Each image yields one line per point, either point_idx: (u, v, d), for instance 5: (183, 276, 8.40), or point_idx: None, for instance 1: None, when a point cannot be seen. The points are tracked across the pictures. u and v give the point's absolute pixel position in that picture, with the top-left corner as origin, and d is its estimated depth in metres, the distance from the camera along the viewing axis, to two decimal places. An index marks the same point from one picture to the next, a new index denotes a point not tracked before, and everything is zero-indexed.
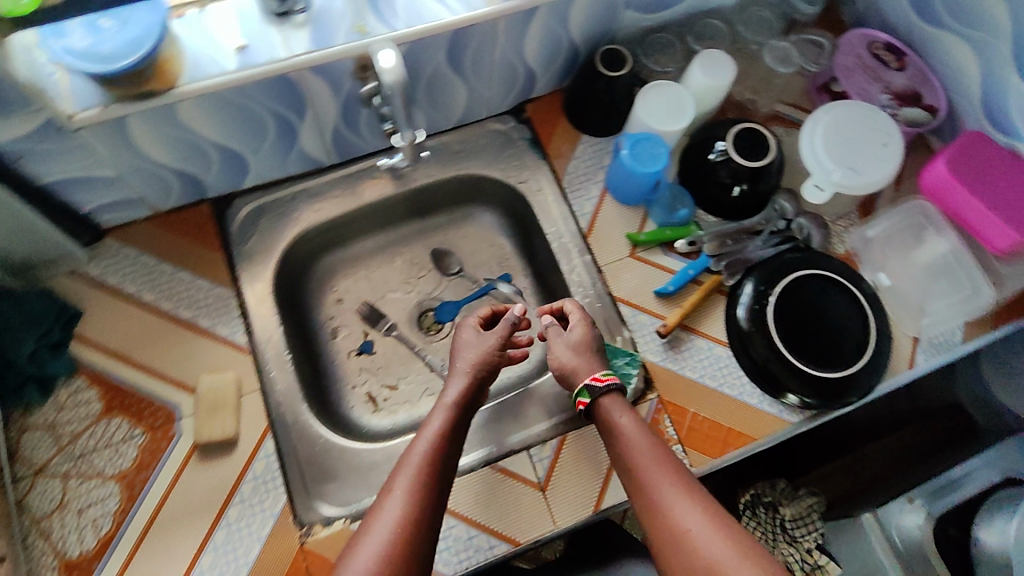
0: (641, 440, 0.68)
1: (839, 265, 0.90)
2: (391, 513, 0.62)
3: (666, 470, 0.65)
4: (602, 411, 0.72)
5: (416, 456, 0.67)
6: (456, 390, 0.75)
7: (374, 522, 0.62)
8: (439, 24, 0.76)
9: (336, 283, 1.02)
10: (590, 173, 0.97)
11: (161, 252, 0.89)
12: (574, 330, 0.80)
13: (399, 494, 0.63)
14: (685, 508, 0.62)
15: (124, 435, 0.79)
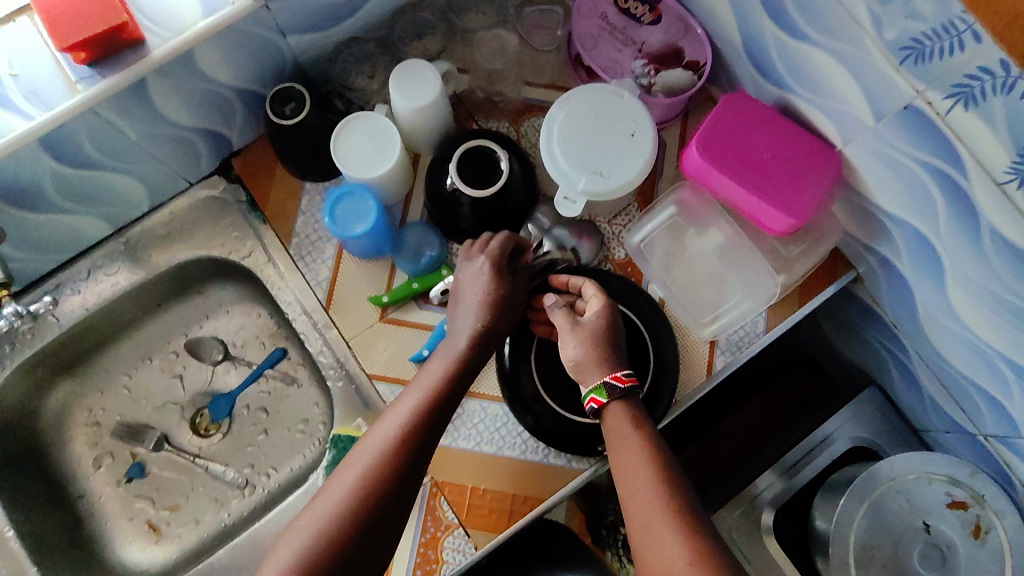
0: (645, 456, 0.63)
1: (610, 280, 0.79)
2: (346, 482, 0.60)
3: (659, 491, 0.61)
4: (613, 416, 0.66)
5: (389, 422, 0.64)
6: (457, 351, 0.69)
7: (325, 494, 0.60)
8: (14, 136, 0.63)
9: (86, 406, 0.90)
10: (320, 230, 0.82)
11: None
12: (589, 316, 0.71)
13: (359, 459, 0.62)
14: (679, 538, 0.57)
15: None
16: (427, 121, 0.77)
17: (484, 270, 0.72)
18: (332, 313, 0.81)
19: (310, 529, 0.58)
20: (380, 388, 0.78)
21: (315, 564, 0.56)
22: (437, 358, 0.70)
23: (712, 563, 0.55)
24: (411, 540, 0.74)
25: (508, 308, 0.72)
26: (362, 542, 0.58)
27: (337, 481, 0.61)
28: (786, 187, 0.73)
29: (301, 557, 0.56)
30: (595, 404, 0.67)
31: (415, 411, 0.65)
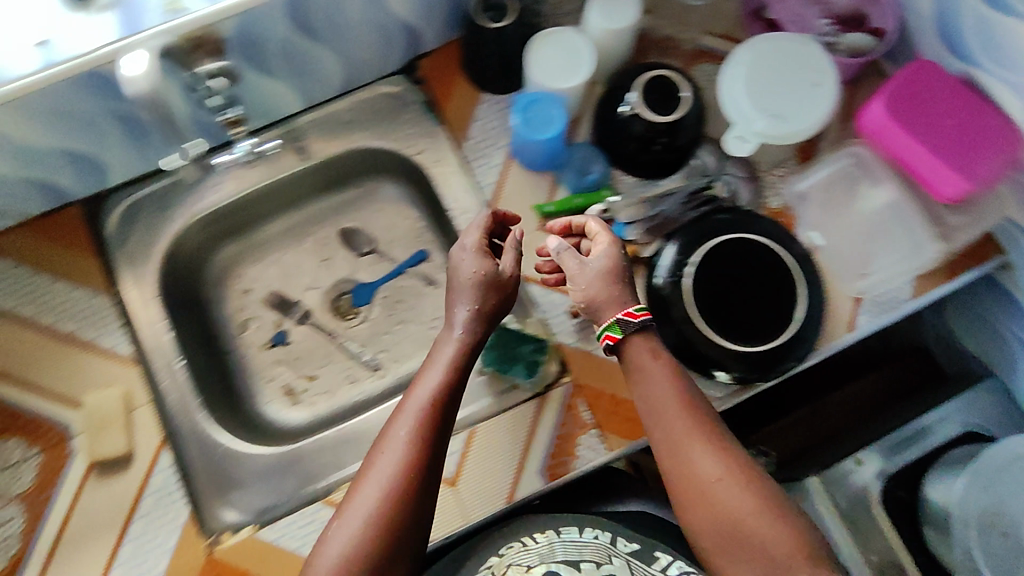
0: (669, 386, 0.67)
1: (765, 223, 0.81)
2: (377, 483, 0.61)
3: (689, 419, 0.65)
4: (631, 349, 0.69)
5: (404, 419, 0.64)
6: (453, 346, 0.70)
7: (358, 493, 0.61)
8: None
9: (241, 274, 0.98)
10: (493, 137, 0.87)
11: (33, 262, 0.83)
12: (595, 256, 0.72)
13: (385, 457, 0.62)
14: (714, 457, 0.63)
15: (20, 457, 0.79)
16: (617, 44, 0.81)
17: (473, 258, 0.72)
18: (496, 213, 0.85)
19: (353, 530, 0.59)
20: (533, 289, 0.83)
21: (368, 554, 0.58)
22: (437, 353, 0.70)
23: (743, 477, 0.62)
24: (550, 431, 0.80)
25: (501, 283, 0.72)
26: (404, 535, 0.60)
27: (367, 481, 0.62)
28: (969, 151, 0.75)
29: (352, 556, 0.58)
30: (610, 341, 0.69)
31: (430, 404, 0.65)
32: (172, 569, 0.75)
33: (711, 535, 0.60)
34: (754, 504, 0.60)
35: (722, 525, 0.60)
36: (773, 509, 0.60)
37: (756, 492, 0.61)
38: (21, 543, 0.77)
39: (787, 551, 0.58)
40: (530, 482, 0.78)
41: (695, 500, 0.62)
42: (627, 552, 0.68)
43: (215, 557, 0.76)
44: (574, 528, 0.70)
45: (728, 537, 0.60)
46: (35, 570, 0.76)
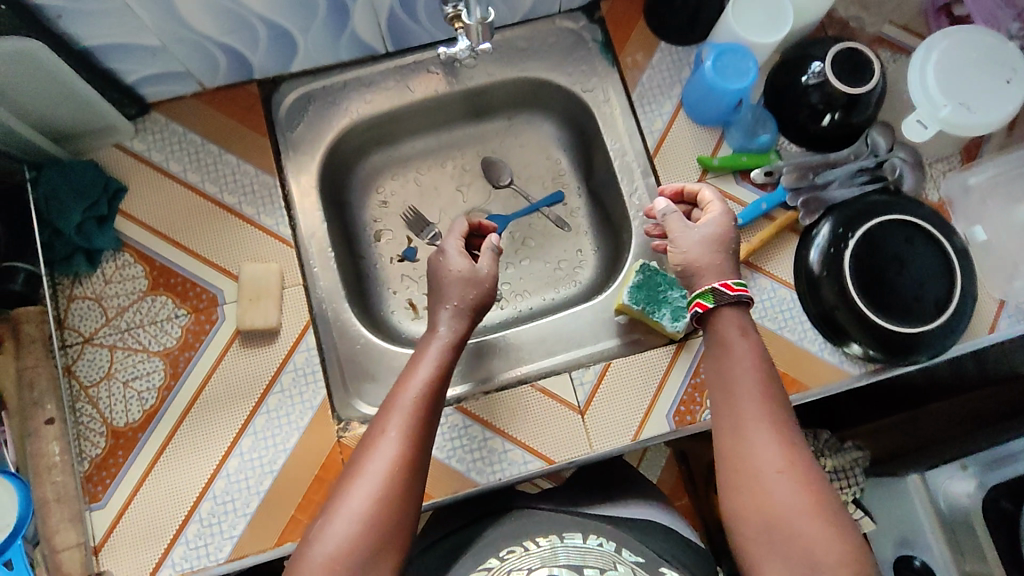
0: (749, 367, 0.63)
1: (924, 210, 0.82)
2: (381, 464, 0.61)
3: (755, 404, 0.61)
4: (716, 320, 0.66)
5: (399, 407, 0.65)
6: (436, 351, 0.70)
7: (364, 472, 0.60)
8: None
9: (382, 184, 1.00)
10: (665, 86, 0.88)
11: (208, 131, 0.85)
12: (707, 220, 0.71)
13: (393, 439, 0.62)
14: (773, 447, 0.59)
15: (168, 314, 0.80)
16: (814, 12, 0.82)
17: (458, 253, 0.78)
18: (657, 161, 0.86)
19: (359, 507, 0.58)
20: None
21: (368, 538, 0.57)
22: (421, 351, 0.71)
23: (801, 471, 0.58)
24: (682, 379, 0.80)
25: (480, 282, 0.77)
26: (401, 519, 0.59)
27: (372, 461, 0.61)
28: None
29: (356, 532, 0.57)
30: (700, 308, 0.66)
31: (420, 393, 0.66)
32: (302, 447, 0.77)
33: (750, 525, 0.58)
34: (803, 500, 0.56)
35: (762, 515, 0.57)
36: (824, 508, 0.56)
37: (807, 489, 0.57)
38: (158, 399, 0.77)
39: (828, 553, 0.54)
40: (658, 425, 0.78)
41: (741, 488, 0.59)
42: (631, 560, 0.62)
43: (346, 442, 0.77)
44: (577, 535, 0.64)
45: (769, 530, 0.57)
46: (169, 425, 0.77)
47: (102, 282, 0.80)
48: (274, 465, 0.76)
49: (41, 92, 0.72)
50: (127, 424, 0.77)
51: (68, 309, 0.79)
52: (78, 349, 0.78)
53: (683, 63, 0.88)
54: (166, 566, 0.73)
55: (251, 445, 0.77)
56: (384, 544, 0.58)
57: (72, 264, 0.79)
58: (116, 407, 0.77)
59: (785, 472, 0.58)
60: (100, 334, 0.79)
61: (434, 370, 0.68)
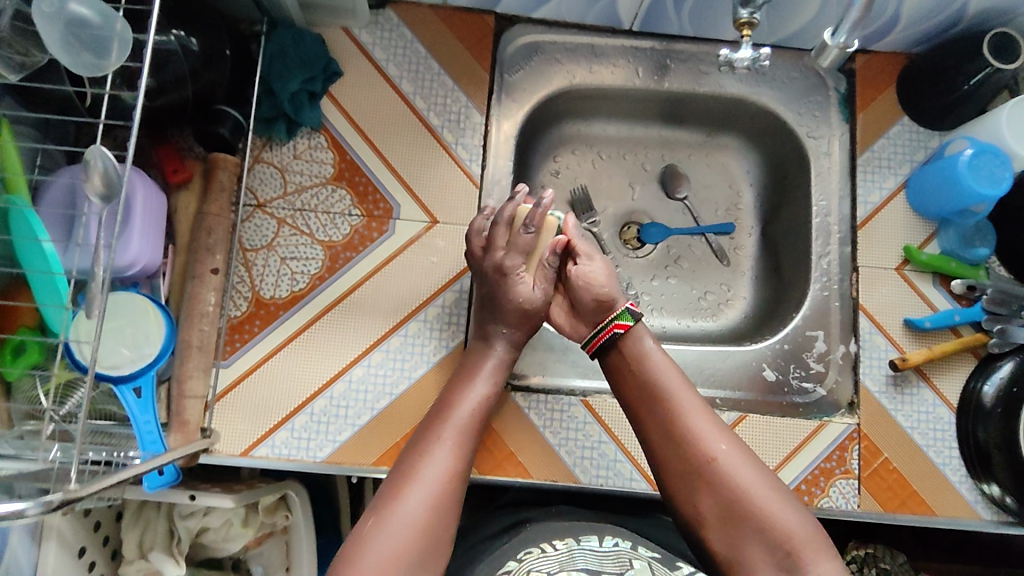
0: (679, 382, 0.66)
1: None
2: (438, 474, 0.60)
3: (690, 397, 0.65)
4: (631, 341, 0.70)
5: (455, 425, 0.64)
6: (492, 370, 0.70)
7: (421, 480, 0.59)
8: None
9: (561, 155, 0.98)
10: (894, 162, 0.83)
11: (434, 46, 0.84)
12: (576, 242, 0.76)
13: (445, 450, 0.62)
14: (712, 439, 0.63)
15: (343, 209, 0.79)
16: None
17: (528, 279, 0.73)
18: (860, 233, 0.82)
19: (416, 513, 0.57)
20: (861, 321, 0.80)
21: (417, 544, 0.56)
22: (476, 365, 0.70)
23: (761, 471, 0.61)
24: (812, 459, 0.77)
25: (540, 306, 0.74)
26: (449, 525, 0.59)
27: (428, 472, 0.60)
28: None
29: (412, 537, 0.56)
30: (621, 327, 0.71)
31: (473, 411, 0.66)
32: (425, 383, 0.76)
33: (713, 516, 0.61)
34: (762, 481, 0.60)
35: (725, 499, 0.60)
36: (782, 488, 0.61)
37: (759, 473, 0.61)
38: (307, 286, 0.78)
39: (797, 533, 0.58)
40: None
41: (697, 483, 0.62)
42: (648, 556, 0.58)
43: None
44: (592, 536, 0.59)
45: (733, 518, 0.59)
46: (309, 315, 0.77)
47: (291, 155, 0.80)
48: (395, 389, 0.76)
49: None
50: (272, 299, 0.77)
51: (251, 169, 0.79)
52: (250, 211, 0.78)
53: (921, 146, 0.84)
54: (266, 445, 0.74)
55: (379, 361, 0.76)
56: (437, 556, 0.57)
57: (272, 127, 0.79)
58: (268, 280, 0.77)
59: (735, 458, 0.62)
60: (274, 204, 0.79)
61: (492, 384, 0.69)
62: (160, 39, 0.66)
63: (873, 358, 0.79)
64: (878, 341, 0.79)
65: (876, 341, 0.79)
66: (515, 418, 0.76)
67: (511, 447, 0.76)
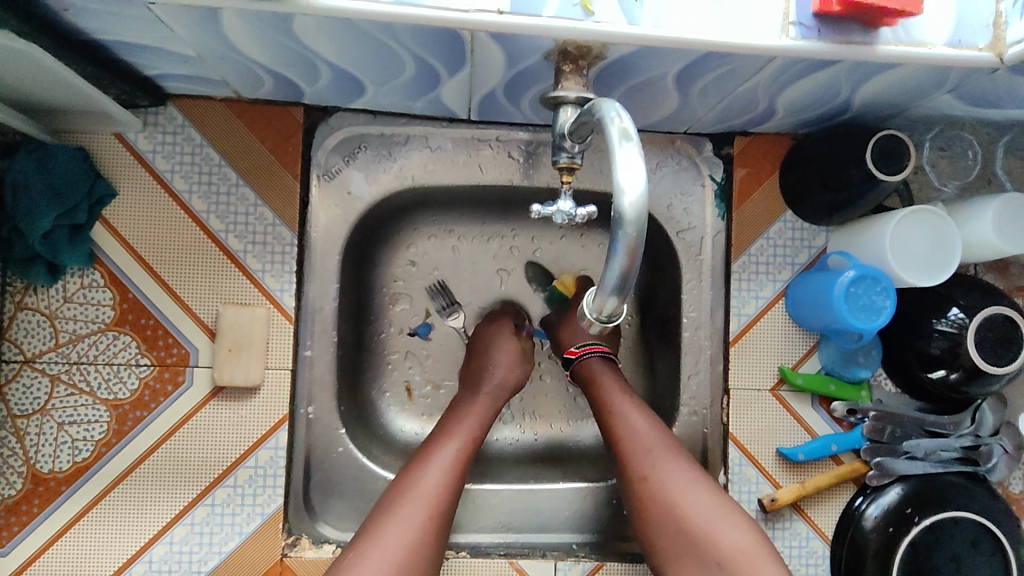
0: (628, 403, 0.66)
1: (997, 504, 0.71)
2: (400, 535, 0.59)
3: (636, 415, 0.66)
4: (585, 364, 0.71)
5: (430, 479, 0.63)
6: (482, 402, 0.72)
7: (413, 497, 0.61)
8: (761, 46, 0.50)
9: (415, 246, 0.85)
10: (773, 266, 0.73)
11: (229, 150, 0.69)
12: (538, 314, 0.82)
13: (410, 513, 0.60)
14: (659, 457, 0.62)
15: (129, 358, 0.68)
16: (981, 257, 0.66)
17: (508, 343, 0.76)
18: (732, 350, 0.72)
19: None
20: (730, 451, 0.72)
21: None
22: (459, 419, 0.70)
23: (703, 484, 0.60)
24: None
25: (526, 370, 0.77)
26: None
27: (410, 497, 0.61)
28: None
29: None
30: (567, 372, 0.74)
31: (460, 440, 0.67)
32: (238, 556, 0.68)
33: (660, 534, 0.60)
34: (711, 503, 0.59)
35: (672, 528, 0.59)
36: (727, 507, 0.59)
37: (710, 490, 0.60)
38: (92, 453, 0.67)
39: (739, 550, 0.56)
40: None
41: (641, 499, 0.61)
42: None
43: (289, 563, 0.68)
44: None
45: (679, 537, 0.59)
46: (98, 487, 0.67)
47: (61, 298, 0.67)
48: (202, 567, 0.67)
49: (26, 73, 0.55)
50: (52, 472, 0.67)
51: (15, 318, 0.67)
52: (16, 368, 0.67)
53: (803, 245, 0.73)
54: None
55: (183, 537, 0.67)
56: None
57: (30, 269, 0.66)
58: (44, 450, 0.67)
59: (675, 474, 0.61)
60: (45, 358, 0.67)
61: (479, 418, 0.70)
62: None
63: (742, 492, 0.72)
64: (748, 472, 0.72)
65: (745, 473, 0.71)
66: None
67: None
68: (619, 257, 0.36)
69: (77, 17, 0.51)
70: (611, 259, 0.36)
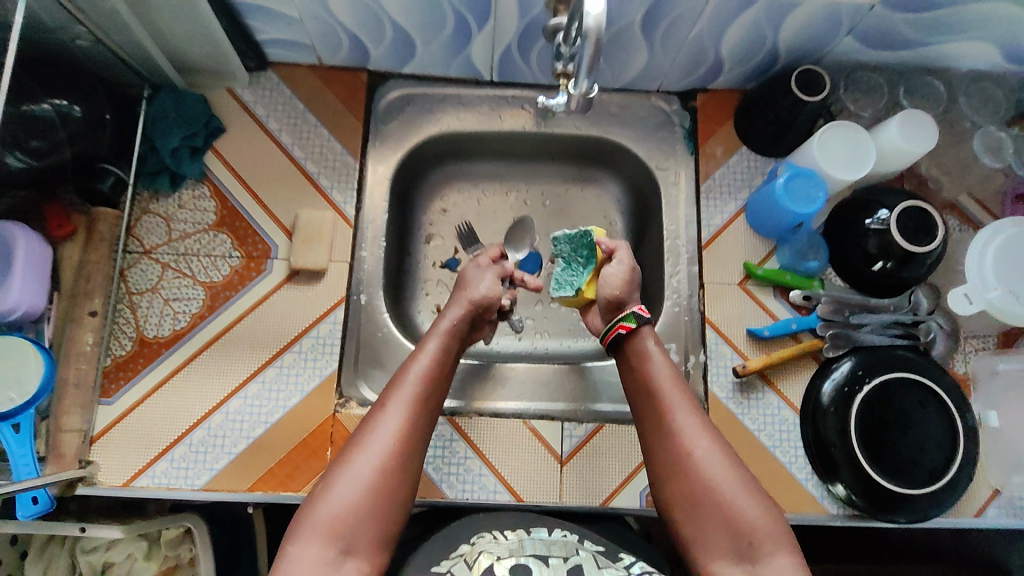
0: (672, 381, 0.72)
1: (941, 375, 0.83)
2: (368, 465, 0.64)
3: (680, 397, 0.71)
4: (635, 340, 0.76)
5: (395, 408, 0.68)
6: (438, 340, 0.75)
7: (382, 419, 0.67)
8: None
9: (447, 195, 1.02)
10: (734, 188, 0.91)
11: (309, 101, 0.91)
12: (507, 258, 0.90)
13: (376, 442, 0.66)
14: (695, 434, 0.68)
15: (223, 252, 0.86)
16: (895, 164, 0.83)
17: (491, 282, 0.83)
18: (704, 253, 0.89)
19: (342, 502, 0.62)
20: (707, 333, 0.86)
21: (341, 525, 0.61)
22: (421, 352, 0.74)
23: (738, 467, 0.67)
24: None
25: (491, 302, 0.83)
26: (382, 514, 0.63)
27: (375, 441, 0.66)
28: None
29: (337, 524, 0.61)
30: (623, 328, 0.77)
31: (420, 381, 0.71)
32: (300, 409, 0.82)
33: (683, 502, 0.67)
34: (738, 482, 0.66)
35: (697, 497, 0.66)
36: (749, 484, 0.66)
37: (737, 471, 0.67)
38: (189, 323, 0.84)
39: (758, 526, 0.64)
40: (628, 498, 0.81)
41: (670, 466, 0.68)
42: (592, 548, 0.65)
43: (340, 417, 0.82)
44: (543, 529, 0.67)
45: (698, 503, 0.66)
46: (191, 350, 0.83)
47: (176, 205, 0.86)
48: (269, 418, 0.82)
49: (180, 26, 0.78)
50: (156, 337, 0.83)
51: (139, 220, 0.86)
52: (136, 258, 0.85)
53: (758, 170, 0.91)
54: (147, 475, 0.79)
55: (256, 392, 0.82)
56: (363, 536, 0.61)
57: (156, 181, 0.85)
58: (151, 320, 0.83)
59: (704, 448, 0.68)
60: (159, 250, 0.85)
61: (438, 353, 0.74)
62: (38, 107, 0.73)
63: (719, 366, 0.85)
64: (723, 350, 0.86)
65: (721, 351, 0.86)
66: None
67: None
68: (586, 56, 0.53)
69: None
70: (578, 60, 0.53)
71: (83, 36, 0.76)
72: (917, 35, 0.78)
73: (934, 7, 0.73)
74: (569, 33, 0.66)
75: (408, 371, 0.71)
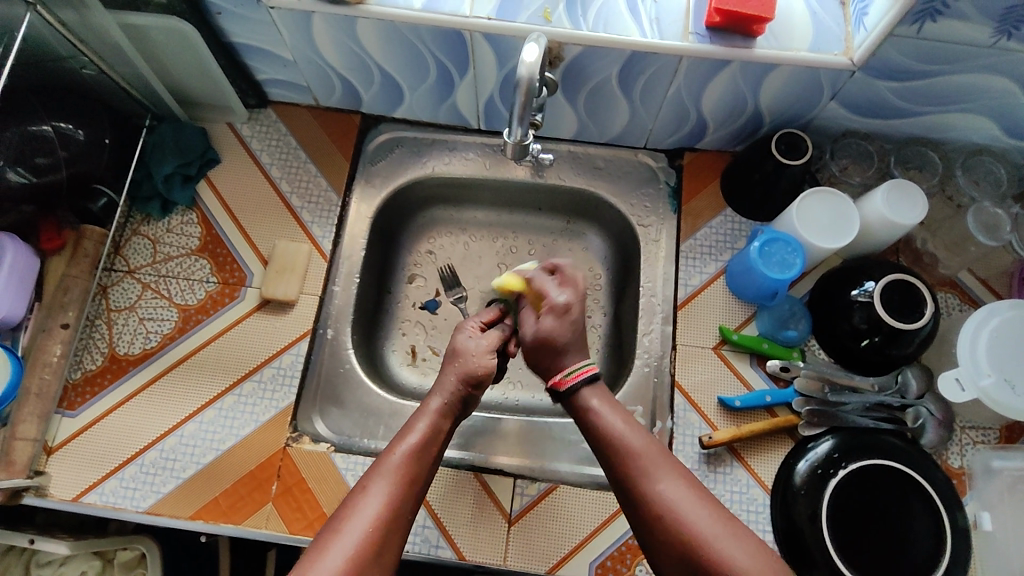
0: (634, 427, 0.69)
1: (931, 466, 0.76)
2: (339, 556, 0.58)
3: (645, 448, 0.68)
4: (580, 398, 0.73)
5: (379, 485, 0.64)
6: (429, 420, 0.71)
7: (359, 505, 0.63)
8: (670, 47, 0.73)
9: (434, 237, 1.02)
10: (715, 249, 0.88)
11: (303, 138, 0.95)
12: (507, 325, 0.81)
13: (354, 529, 0.61)
14: (664, 480, 0.65)
15: (202, 276, 0.88)
16: (883, 235, 0.80)
17: (484, 352, 0.76)
18: (680, 313, 0.86)
19: None
20: (677, 398, 0.82)
21: None
22: (409, 428, 0.70)
23: (717, 508, 0.63)
24: (614, 539, 0.77)
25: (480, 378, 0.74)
26: None
27: (353, 522, 0.61)
28: None
29: None
30: (558, 384, 0.74)
31: (405, 462, 0.67)
32: (251, 438, 0.81)
33: (676, 560, 0.62)
34: (719, 525, 0.61)
35: (684, 547, 0.61)
36: (737, 531, 0.62)
37: (713, 512, 0.63)
38: (158, 343, 0.85)
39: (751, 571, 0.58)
40: (578, 569, 0.76)
41: (656, 525, 0.63)
42: None
43: (290, 451, 0.81)
44: None
45: (692, 562, 0.61)
46: (156, 370, 0.84)
47: (164, 229, 0.90)
48: (221, 445, 0.81)
49: (183, 62, 0.84)
50: (126, 354, 0.85)
51: (128, 240, 0.89)
52: (119, 276, 0.88)
53: (741, 233, 0.88)
54: (96, 492, 0.79)
55: (212, 418, 0.82)
56: None
57: (148, 205, 0.90)
58: (124, 337, 0.85)
59: (686, 502, 0.63)
60: (142, 270, 0.88)
61: (427, 434, 0.70)
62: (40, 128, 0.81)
63: (685, 434, 0.80)
64: (691, 418, 0.81)
65: (689, 418, 0.81)
66: (333, 479, 0.80)
67: (323, 506, 0.79)
68: (519, 97, 0.61)
69: (226, 21, 0.80)
70: (512, 102, 0.61)
71: (90, 66, 0.82)
72: (905, 102, 0.76)
73: (917, 74, 0.71)
74: (541, 95, 0.68)
75: (396, 452, 0.67)
